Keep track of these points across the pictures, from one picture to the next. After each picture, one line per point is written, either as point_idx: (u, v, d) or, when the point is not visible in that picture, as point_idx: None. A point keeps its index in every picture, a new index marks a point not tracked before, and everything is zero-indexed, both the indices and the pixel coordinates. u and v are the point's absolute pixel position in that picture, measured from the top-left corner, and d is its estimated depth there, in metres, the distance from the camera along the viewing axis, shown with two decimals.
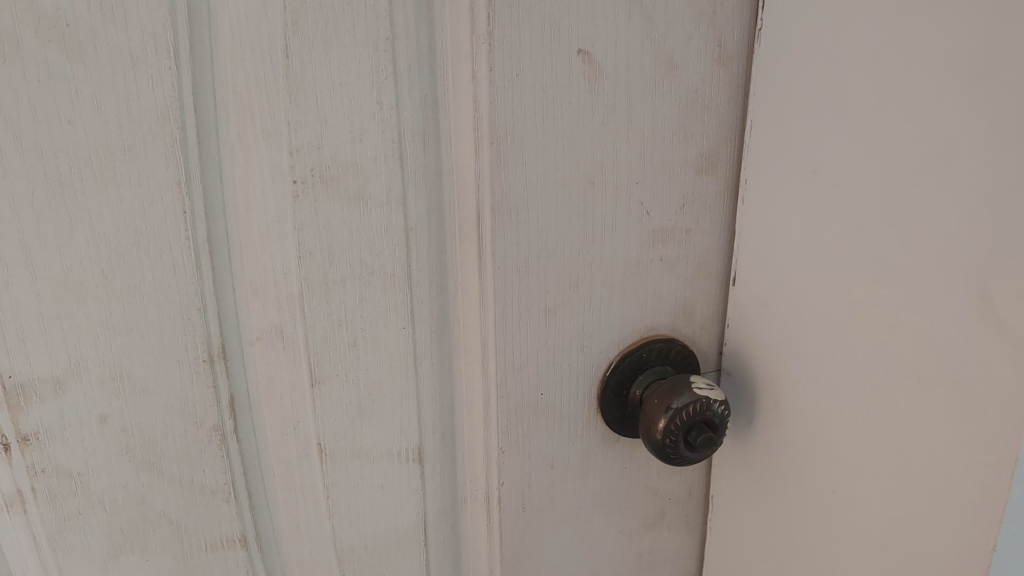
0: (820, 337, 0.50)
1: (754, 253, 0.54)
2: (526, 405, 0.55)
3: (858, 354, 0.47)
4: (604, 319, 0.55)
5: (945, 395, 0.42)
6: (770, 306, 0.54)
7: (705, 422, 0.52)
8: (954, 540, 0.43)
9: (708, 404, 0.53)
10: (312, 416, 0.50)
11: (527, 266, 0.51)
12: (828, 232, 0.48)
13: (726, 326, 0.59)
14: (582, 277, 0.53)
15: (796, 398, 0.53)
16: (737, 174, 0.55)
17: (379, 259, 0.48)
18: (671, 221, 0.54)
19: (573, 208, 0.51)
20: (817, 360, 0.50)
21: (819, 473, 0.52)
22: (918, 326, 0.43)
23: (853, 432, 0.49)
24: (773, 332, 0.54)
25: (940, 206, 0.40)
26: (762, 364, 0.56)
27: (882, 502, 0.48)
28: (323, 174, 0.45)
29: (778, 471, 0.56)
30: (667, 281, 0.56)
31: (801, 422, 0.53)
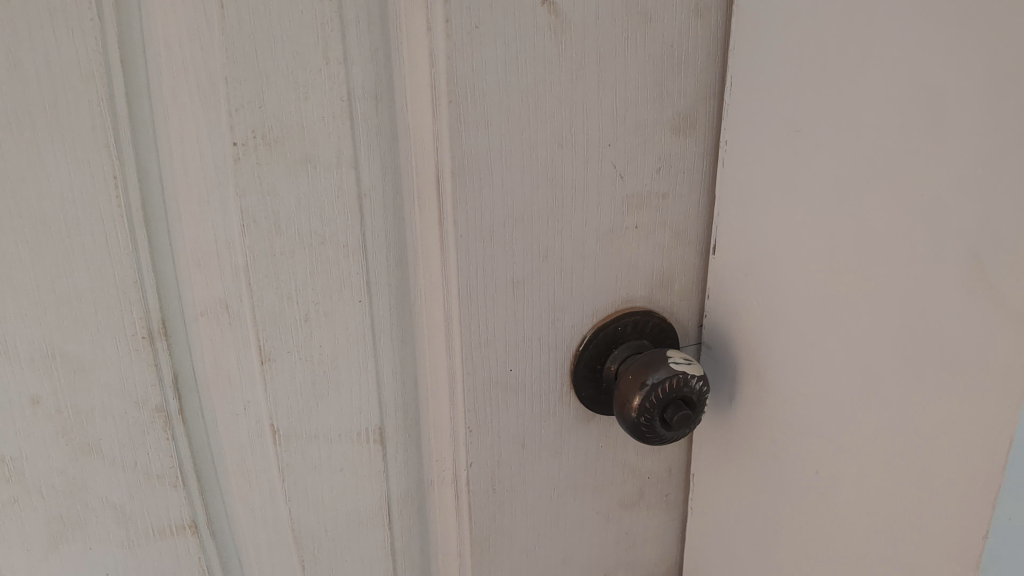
0: (805, 309, 0.47)
1: (735, 219, 0.51)
2: (495, 383, 0.52)
3: (845, 325, 0.44)
4: (576, 290, 0.51)
5: (936, 369, 0.39)
6: (752, 276, 0.50)
7: (682, 399, 0.50)
8: (946, 523, 0.41)
9: (685, 380, 0.50)
10: (263, 395, 0.47)
11: (492, 234, 0.48)
12: (813, 196, 0.44)
13: (706, 298, 0.55)
14: (552, 246, 0.50)
15: (781, 373, 0.50)
16: (717, 136, 0.52)
17: (331, 227, 0.45)
18: (647, 185, 0.51)
19: (541, 171, 0.48)
20: (802, 333, 0.47)
21: (803, 452, 0.49)
22: (908, 295, 0.40)
23: (839, 409, 0.46)
24: (754, 303, 0.51)
25: (931, 165, 0.37)
26: (744, 337, 0.52)
27: (869, 483, 0.45)
28: (266, 136, 0.42)
29: (761, 450, 0.53)
30: (643, 250, 0.52)
31: (784, 398, 0.50)
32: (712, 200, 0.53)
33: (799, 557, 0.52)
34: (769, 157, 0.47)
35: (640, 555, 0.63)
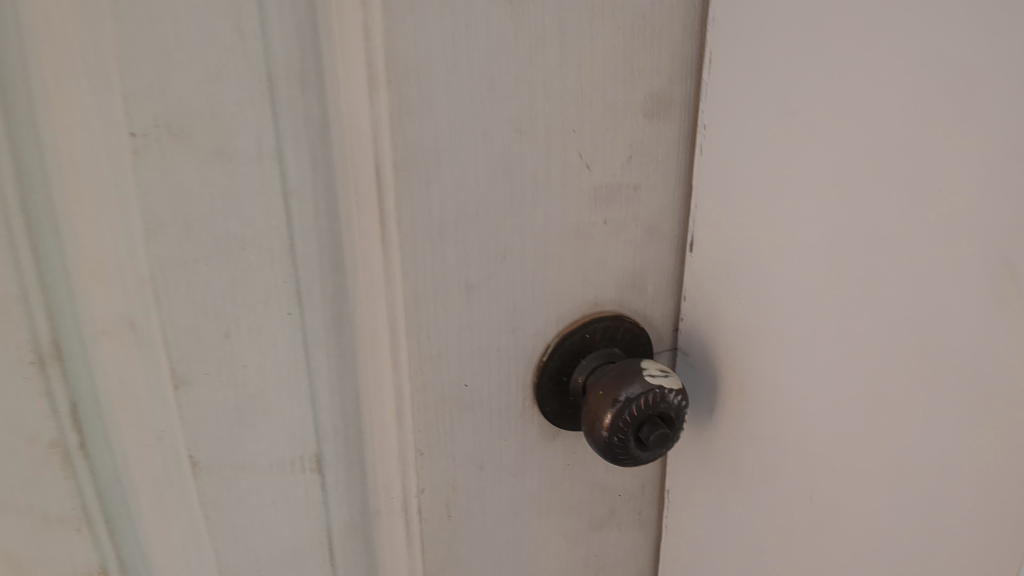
0: (798, 314, 0.41)
1: (715, 213, 0.46)
2: (448, 400, 0.46)
3: (846, 335, 0.39)
4: (539, 295, 0.46)
5: (958, 386, 0.34)
6: (735, 276, 0.45)
7: (659, 416, 0.44)
8: (964, 563, 0.35)
9: (663, 395, 0.44)
10: (179, 423, 0.41)
11: (443, 234, 0.42)
12: (811, 189, 0.39)
13: (683, 299, 0.50)
14: (510, 245, 0.44)
15: (768, 385, 0.44)
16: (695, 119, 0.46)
17: (253, 230, 0.39)
18: (618, 175, 0.45)
19: (497, 162, 0.42)
20: (795, 341, 0.42)
21: (794, 474, 0.44)
22: (932, 304, 0.34)
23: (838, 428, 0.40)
24: (737, 307, 0.45)
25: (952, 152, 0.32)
26: (725, 344, 0.47)
27: (871, 514, 0.39)
28: (171, 125, 0.36)
29: (744, 469, 0.48)
30: (614, 248, 0.46)
31: (771, 414, 0.45)
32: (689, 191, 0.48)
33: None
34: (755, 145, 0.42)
35: None
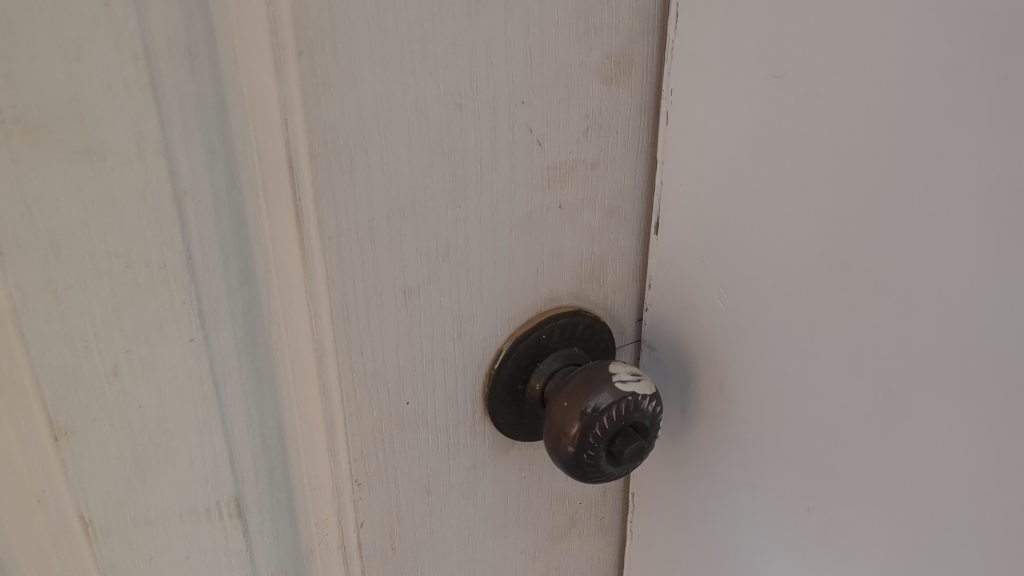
0: (792, 306, 0.36)
1: (686, 191, 0.40)
2: (388, 423, 0.40)
3: (858, 330, 0.34)
4: (488, 294, 0.39)
5: (1006, 387, 0.29)
6: (710, 263, 0.39)
7: (632, 427, 0.39)
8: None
9: (636, 402, 0.39)
10: (63, 480, 0.34)
11: (373, 233, 0.35)
12: (807, 164, 0.34)
13: (648, 286, 0.44)
14: (453, 241, 0.37)
15: (753, 383, 0.39)
16: (659, 83, 0.40)
17: (140, 244, 0.31)
18: (572, 151, 0.39)
19: (435, 145, 0.35)
20: (788, 336, 0.37)
21: (787, 481, 0.39)
22: (970, 292, 0.30)
23: (846, 432, 0.36)
24: (713, 297, 0.40)
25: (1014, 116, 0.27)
26: (698, 337, 0.42)
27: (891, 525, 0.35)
28: (23, 118, 0.28)
29: (723, 473, 0.43)
30: (569, 235, 0.40)
31: (758, 415, 0.40)
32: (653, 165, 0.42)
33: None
34: (734, 112, 0.36)
35: None
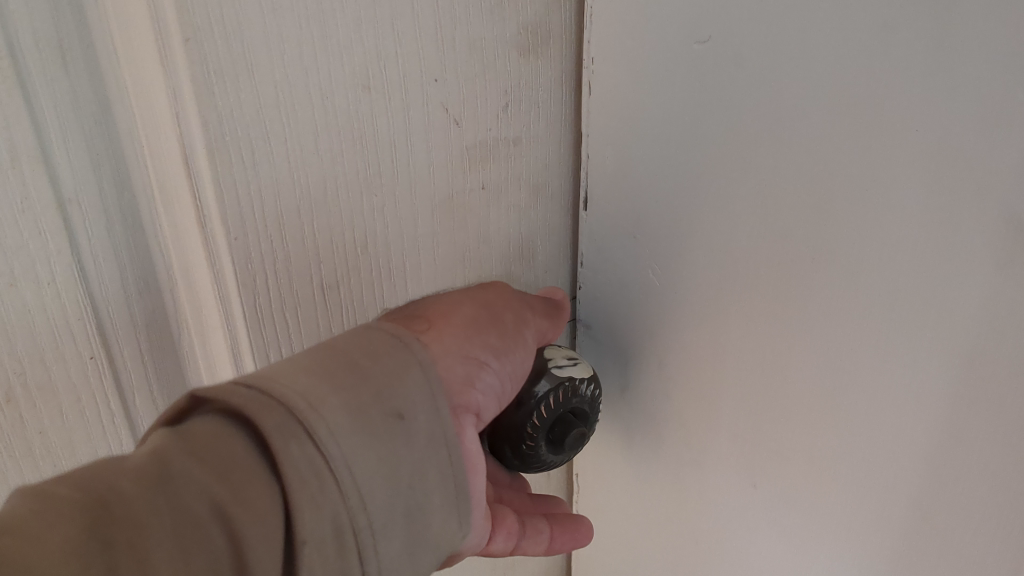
0: (727, 282, 0.34)
1: (609, 165, 0.38)
2: None
3: (794, 304, 0.32)
4: (411, 284, 0.37)
5: (950, 355, 0.29)
6: (639, 242, 0.38)
7: (571, 413, 0.37)
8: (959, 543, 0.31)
9: (574, 387, 0.37)
10: None
11: (283, 229, 0.33)
12: (731, 134, 0.32)
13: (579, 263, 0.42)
14: (371, 231, 0.35)
15: (691, 363, 0.38)
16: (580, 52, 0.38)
17: (24, 261, 0.28)
18: (492, 129, 0.37)
19: (343, 131, 0.33)
20: (724, 313, 0.35)
21: (729, 459, 0.38)
22: (904, 266, 0.29)
23: (791, 409, 0.35)
24: (642, 275, 0.38)
25: (948, 84, 0.25)
26: (630, 317, 0.40)
27: (837, 498, 0.35)
28: None
29: (665, 453, 0.42)
30: (495, 216, 0.39)
31: (695, 394, 0.38)
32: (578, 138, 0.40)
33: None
34: (654, 81, 0.34)
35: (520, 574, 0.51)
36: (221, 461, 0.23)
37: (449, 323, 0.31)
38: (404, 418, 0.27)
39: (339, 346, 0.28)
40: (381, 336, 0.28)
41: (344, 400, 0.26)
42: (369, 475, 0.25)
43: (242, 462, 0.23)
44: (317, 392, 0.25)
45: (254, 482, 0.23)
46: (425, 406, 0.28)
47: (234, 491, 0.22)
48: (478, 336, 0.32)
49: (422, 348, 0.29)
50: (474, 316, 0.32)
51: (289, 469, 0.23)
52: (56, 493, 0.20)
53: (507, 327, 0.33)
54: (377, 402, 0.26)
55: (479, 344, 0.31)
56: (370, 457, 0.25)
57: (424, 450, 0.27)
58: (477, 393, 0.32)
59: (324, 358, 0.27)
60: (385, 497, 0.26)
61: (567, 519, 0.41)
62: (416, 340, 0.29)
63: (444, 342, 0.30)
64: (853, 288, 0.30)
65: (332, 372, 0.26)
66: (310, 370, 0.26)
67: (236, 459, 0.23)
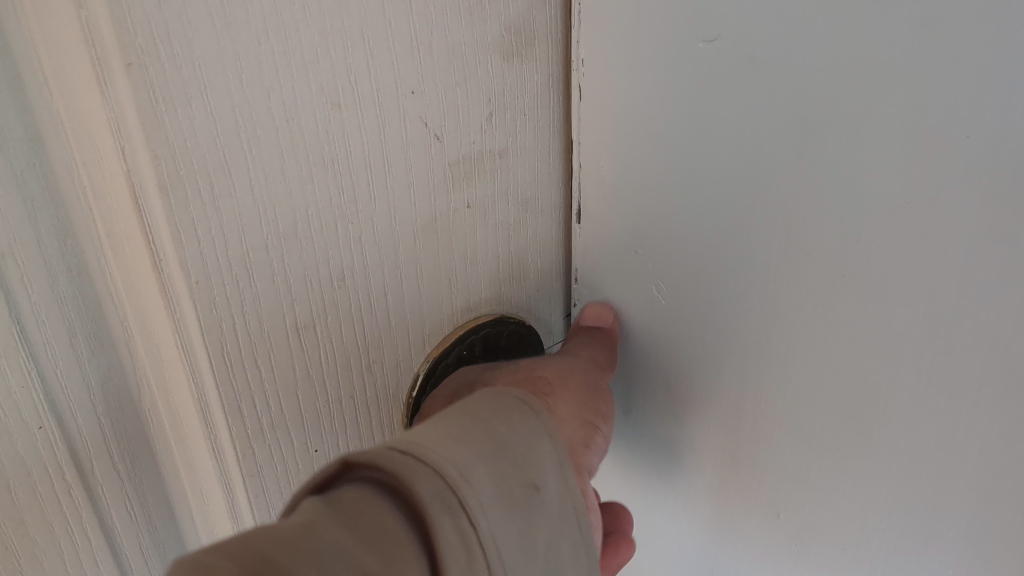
0: (743, 304, 0.31)
1: (606, 174, 0.35)
2: (293, 477, 0.34)
3: (817, 328, 0.29)
4: (395, 317, 0.34)
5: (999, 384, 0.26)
6: (641, 256, 0.35)
7: None
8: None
9: None
10: None
11: (251, 267, 0.29)
12: (742, 144, 0.29)
13: (573, 278, 0.40)
14: (349, 263, 0.32)
15: (703, 387, 0.35)
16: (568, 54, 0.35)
17: None
18: (475, 141, 0.33)
19: (313, 156, 0.29)
20: (737, 333, 0.32)
21: (747, 487, 0.35)
22: (941, 284, 0.26)
23: (817, 437, 0.32)
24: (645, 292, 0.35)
25: (992, 82, 0.22)
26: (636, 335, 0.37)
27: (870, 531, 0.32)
28: None
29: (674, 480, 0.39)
30: (481, 234, 0.35)
31: (707, 419, 0.35)
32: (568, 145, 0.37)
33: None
34: (653, 84, 0.31)
35: None
36: (370, 528, 0.22)
37: (560, 390, 0.33)
38: (537, 488, 0.26)
39: (473, 411, 0.27)
40: (509, 400, 0.28)
41: (488, 470, 0.25)
42: (512, 549, 0.24)
43: (391, 532, 0.22)
44: (466, 460, 0.25)
45: (404, 552, 0.22)
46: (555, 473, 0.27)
47: (384, 560, 0.21)
48: (586, 401, 0.33)
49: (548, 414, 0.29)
50: (581, 383, 0.34)
51: (439, 537, 0.23)
52: (215, 567, 0.19)
53: (605, 394, 0.34)
54: (515, 472, 0.26)
55: (586, 410, 0.33)
56: (513, 530, 0.25)
57: (560, 518, 0.27)
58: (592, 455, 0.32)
59: (463, 425, 0.26)
60: (527, 570, 0.25)
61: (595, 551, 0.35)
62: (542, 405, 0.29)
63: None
64: (888, 309, 0.27)
65: (474, 439, 0.26)
66: (459, 443, 0.25)
67: (384, 529, 0.22)
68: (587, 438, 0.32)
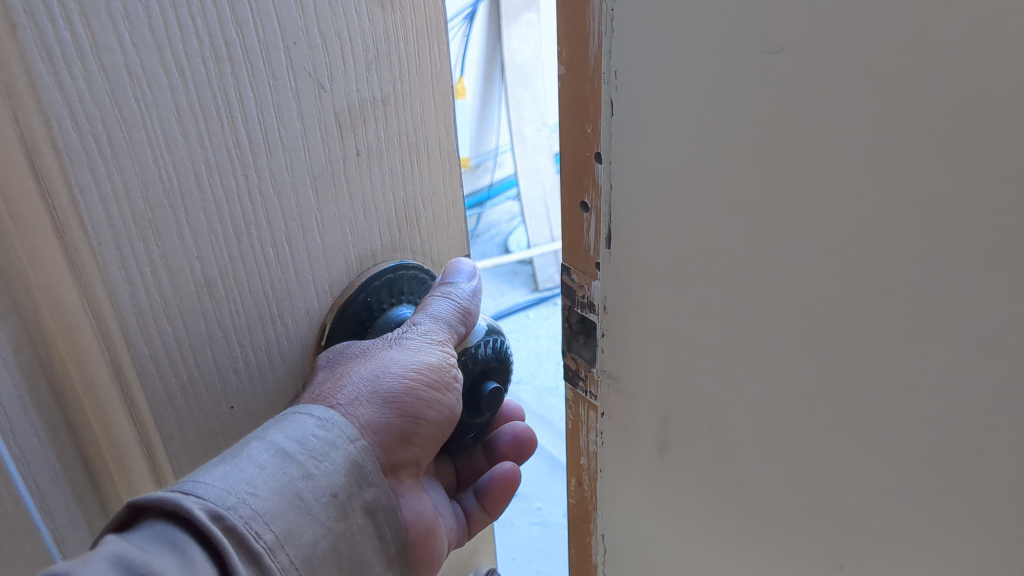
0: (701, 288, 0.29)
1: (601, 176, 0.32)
2: (213, 433, 0.35)
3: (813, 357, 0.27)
4: (300, 268, 0.35)
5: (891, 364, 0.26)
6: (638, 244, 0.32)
7: (475, 382, 0.40)
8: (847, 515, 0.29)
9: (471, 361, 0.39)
10: None
11: (157, 223, 0.30)
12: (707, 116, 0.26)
13: (588, 290, 0.36)
14: (250, 213, 0.32)
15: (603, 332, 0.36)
16: (586, 63, 0.31)
17: None
18: (360, 90, 0.35)
19: (206, 109, 0.30)
20: (612, 265, 0.34)
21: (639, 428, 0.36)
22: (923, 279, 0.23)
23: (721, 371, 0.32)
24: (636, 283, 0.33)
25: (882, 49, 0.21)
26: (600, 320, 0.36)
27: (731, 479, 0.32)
28: None
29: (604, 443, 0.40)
30: (374, 181, 0.37)
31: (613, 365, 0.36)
32: (589, 162, 0.33)
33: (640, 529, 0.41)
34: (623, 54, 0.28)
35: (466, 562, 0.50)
36: None
37: (380, 385, 0.34)
38: (335, 493, 0.30)
39: (268, 434, 0.30)
40: (308, 411, 0.32)
41: None
42: (302, 538, 0.29)
43: None
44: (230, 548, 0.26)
45: None
46: (353, 471, 0.31)
47: None
48: (410, 388, 0.35)
49: (350, 415, 0.33)
50: (409, 376, 0.35)
51: None
52: None
53: (437, 372, 0.36)
54: None
55: (406, 395, 0.35)
56: (306, 533, 0.29)
57: (359, 493, 0.31)
58: (414, 437, 0.35)
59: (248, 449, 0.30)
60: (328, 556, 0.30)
61: (502, 483, 0.45)
62: (345, 410, 0.33)
63: (374, 412, 0.34)
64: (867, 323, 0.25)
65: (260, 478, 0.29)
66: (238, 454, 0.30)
67: None
68: (404, 425, 0.35)
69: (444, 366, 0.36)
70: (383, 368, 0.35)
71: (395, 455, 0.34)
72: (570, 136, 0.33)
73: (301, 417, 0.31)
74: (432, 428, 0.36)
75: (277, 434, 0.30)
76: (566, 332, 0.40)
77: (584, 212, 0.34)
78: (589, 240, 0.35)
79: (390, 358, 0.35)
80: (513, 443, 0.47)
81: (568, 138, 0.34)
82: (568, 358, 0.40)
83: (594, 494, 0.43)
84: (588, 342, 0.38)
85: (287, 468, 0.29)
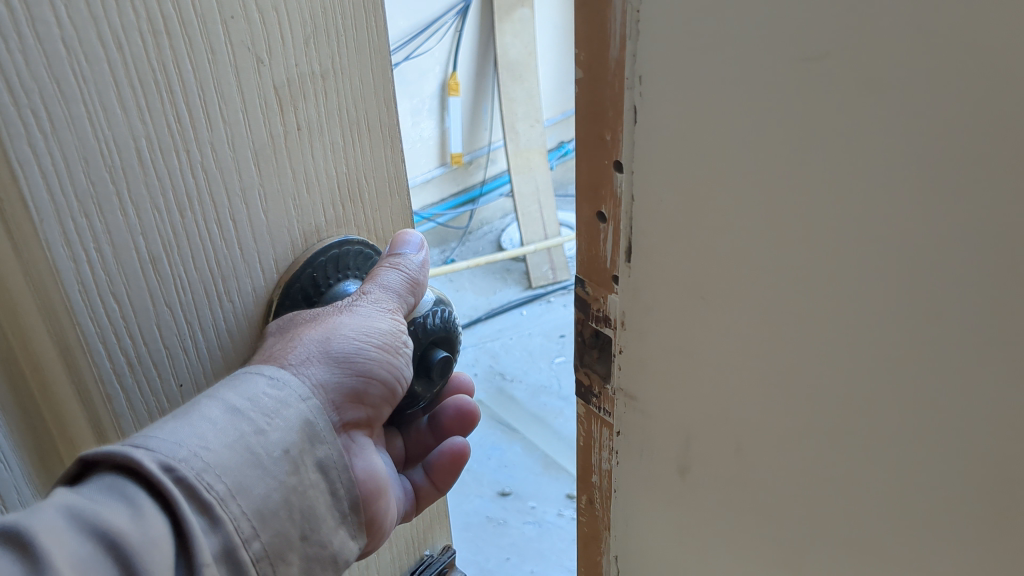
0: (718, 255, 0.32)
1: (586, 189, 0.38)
2: (163, 408, 0.35)
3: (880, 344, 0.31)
4: (245, 243, 0.35)
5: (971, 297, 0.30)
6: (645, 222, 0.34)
7: (425, 352, 0.41)
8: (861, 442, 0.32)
9: (420, 330, 0.40)
10: None
11: (102, 199, 0.30)
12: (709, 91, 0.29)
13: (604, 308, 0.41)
14: (193, 189, 0.33)
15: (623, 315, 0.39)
16: (608, 68, 0.34)
17: None
18: (299, 65, 0.35)
19: (145, 84, 0.30)
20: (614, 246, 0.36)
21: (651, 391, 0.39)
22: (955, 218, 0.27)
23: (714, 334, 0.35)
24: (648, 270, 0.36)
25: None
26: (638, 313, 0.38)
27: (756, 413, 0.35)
28: None
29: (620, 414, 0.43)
30: (316, 155, 0.37)
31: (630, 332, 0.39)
32: (606, 171, 0.36)
33: (666, 516, 0.45)
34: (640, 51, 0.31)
35: (422, 536, 0.50)
36: None
37: (331, 346, 0.35)
38: (288, 449, 0.31)
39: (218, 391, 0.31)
40: (261, 372, 0.32)
41: None
42: (254, 493, 0.29)
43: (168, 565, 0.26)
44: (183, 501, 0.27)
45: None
46: (304, 428, 0.32)
47: None
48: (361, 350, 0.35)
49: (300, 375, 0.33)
50: (359, 339, 0.35)
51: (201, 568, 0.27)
52: None
53: (388, 337, 0.36)
54: None
55: (359, 357, 0.35)
56: (259, 487, 0.30)
57: (312, 451, 0.32)
58: (366, 397, 0.36)
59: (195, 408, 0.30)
60: (283, 511, 0.30)
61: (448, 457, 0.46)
62: (295, 370, 0.33)
63: (323, 372, 0.34)
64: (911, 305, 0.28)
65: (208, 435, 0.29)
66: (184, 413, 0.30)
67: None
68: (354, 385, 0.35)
69: (395, 333, 0.37)
70: (335, 332, 0.35)
71: (345, 414, 0.35)
72: (583, 143, 0.37)
73: (252, 376, 0.32)
74: (384, 391, 0.37)
75: (230, 392, 0.31)
76: (580, 346, 0.45)
77: (601, 223, 0.38)
78: (606, 251, 0.39)
79: (341, 321, 0.36)
80: (457, 415, 0.48)
81: (587, 154, 0.37)
82: (582, 374, 0.45)
83: (605, 511, 0.49)
84: (601, 357, 0.43)
85: (238, 425, 0.30)
